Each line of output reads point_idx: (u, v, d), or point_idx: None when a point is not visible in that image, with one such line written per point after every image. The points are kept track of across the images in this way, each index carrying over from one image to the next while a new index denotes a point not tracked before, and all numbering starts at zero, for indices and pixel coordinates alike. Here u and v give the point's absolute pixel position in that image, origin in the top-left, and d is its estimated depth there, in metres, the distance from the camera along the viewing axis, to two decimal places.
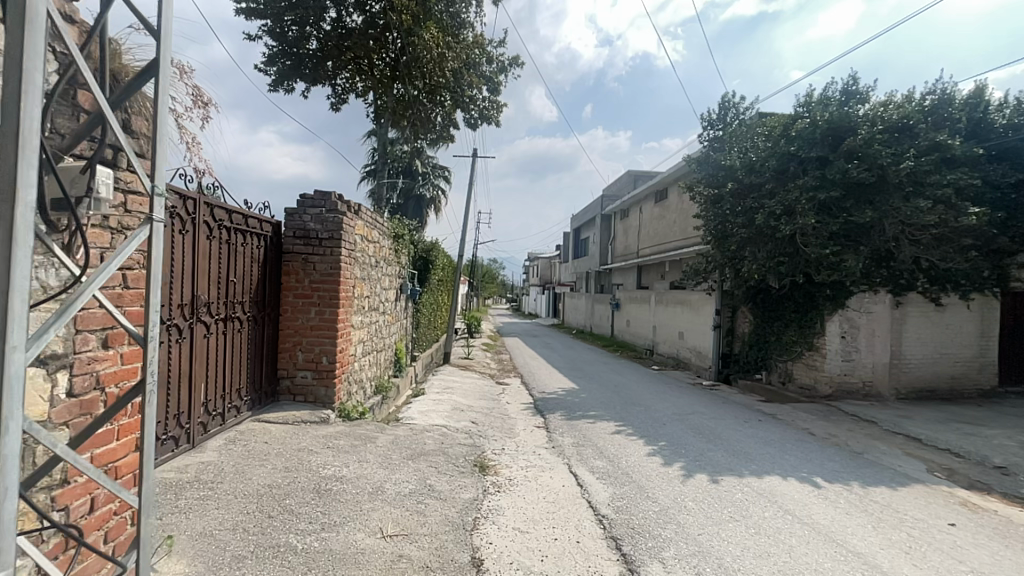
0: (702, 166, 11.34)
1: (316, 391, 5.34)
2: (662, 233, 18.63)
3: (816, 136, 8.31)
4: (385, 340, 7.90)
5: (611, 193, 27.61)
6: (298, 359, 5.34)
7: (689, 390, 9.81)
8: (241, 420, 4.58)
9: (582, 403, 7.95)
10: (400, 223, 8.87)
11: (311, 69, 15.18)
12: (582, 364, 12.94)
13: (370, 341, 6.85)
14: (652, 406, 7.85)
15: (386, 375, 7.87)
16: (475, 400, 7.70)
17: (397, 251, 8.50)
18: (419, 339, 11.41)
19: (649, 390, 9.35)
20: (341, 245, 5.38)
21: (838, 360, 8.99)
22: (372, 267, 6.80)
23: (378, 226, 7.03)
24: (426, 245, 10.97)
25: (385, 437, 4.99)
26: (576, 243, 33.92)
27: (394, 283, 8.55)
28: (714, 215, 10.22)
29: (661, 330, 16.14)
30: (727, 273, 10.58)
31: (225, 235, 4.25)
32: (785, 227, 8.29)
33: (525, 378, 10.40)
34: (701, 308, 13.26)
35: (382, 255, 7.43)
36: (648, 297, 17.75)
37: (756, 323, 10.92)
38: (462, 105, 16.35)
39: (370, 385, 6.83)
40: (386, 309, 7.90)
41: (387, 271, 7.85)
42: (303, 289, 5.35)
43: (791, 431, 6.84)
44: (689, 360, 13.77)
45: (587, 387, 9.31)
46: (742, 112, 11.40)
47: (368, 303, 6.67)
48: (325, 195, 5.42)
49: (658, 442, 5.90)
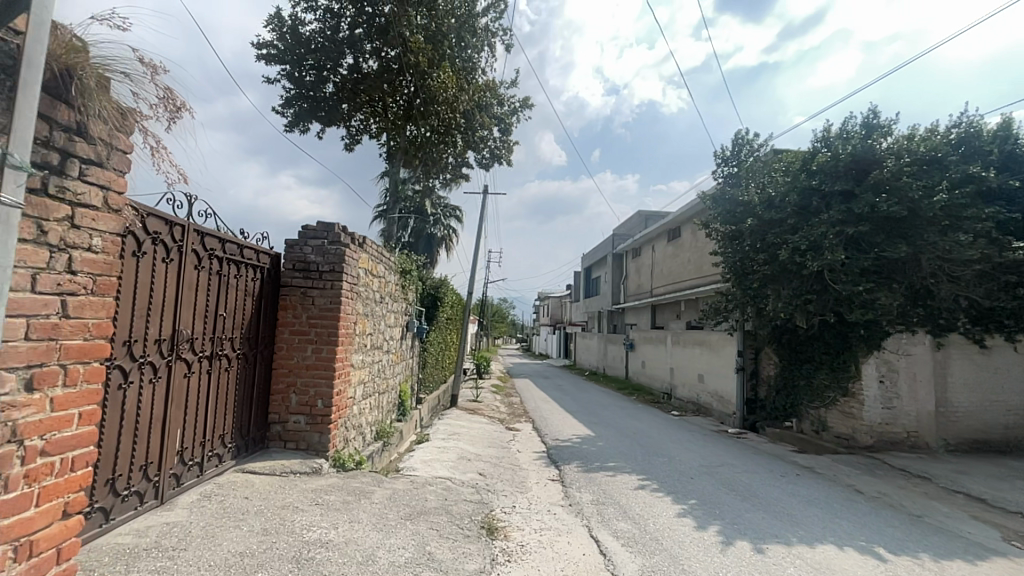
0: (719, 202, 11.08)
1: (308, 438, 4.86)
2: (677, 271, 18.22)
3: (839, 169, 8.02)
4: (388, 382, 7.45)
5: (622, 232, 27.52)
6: (292, 402, 4.91)
7: (714, 438, 9.09)
8: (222, 470, 4.11)
9: (599, 453, 7.30)
10: (407, 259, 8.62)
11: (328, 111, 15.56)
12: (597, 408, 12.24)
13: (371, 382, 6.41)
14: (677, 458, 7.18)
15: (388, 419, 7.37)
16: (483, 448, 7.12)
17: (403, 288, 8.19)
18: (425, 380, 10.92)
19: (671, 438, 8.67)
20: (342, 279, 5.07)
21: (878, 407, 8.27)
22: (376, 304, 6.46)
23: (383, 260, 6.74)
24: (435, 282, 10.69)
25: (382, 492, 4.47)
26: (586, 282, 33.59)
27: (401, 321, 8.19)
28: (734, 252, 9.84)
29: (679, 372, 15.43)
30: (749, 312, 10.06)
31: (216, 265, 3.95)
32: (812, 263, 7.85)
33: (536, 423, 9.76)
34: (721, 349, 12.63)
35: (388, 291, 7.11)
36: (664, 338, 17.12)
37: (783, 365, 10.27)
38: (473, 145, 16.45)
39: (370, 431, 6.33)
40: (390, 348, 7.50)
41: (392, 308, 7.51)
42: (300, 325, 4.99)
43: (835, 488, 6.12)
44: (711, 405, 12.99)
45: (603, 435, 8.65)
46: (756, 149, 11.25)
47: (371, 341, 6.28)
48: (328, 226, 5.16)
49: (689, 500, 5.25)
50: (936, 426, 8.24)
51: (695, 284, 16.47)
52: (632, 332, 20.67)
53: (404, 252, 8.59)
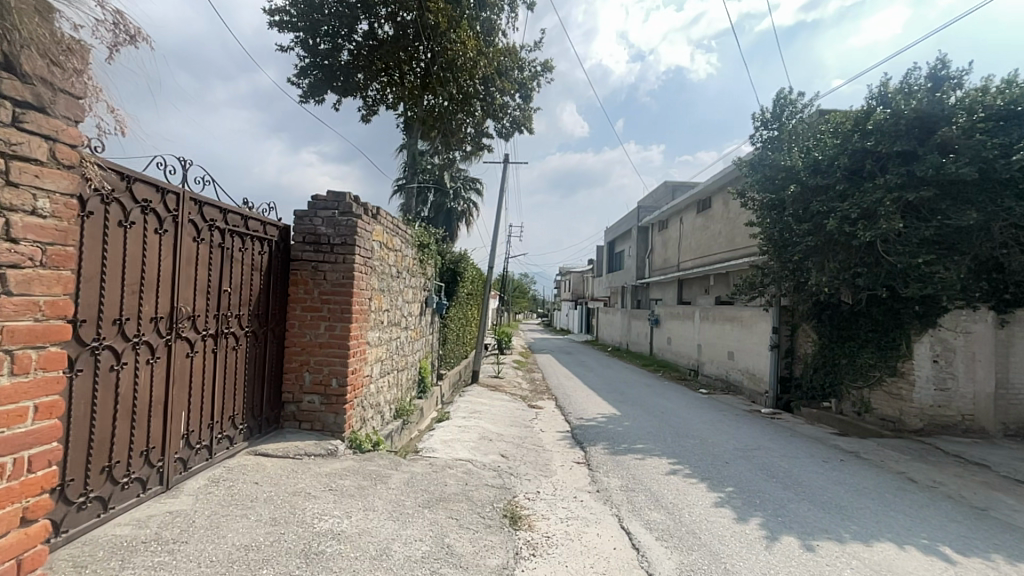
0: (758, 169, 10.28)
1: (324, 419, 4.67)
2: (707, 244, 17.41)
3: (900, 127, 7.20)
4: (408, 359, 7.25)
5: (647, 204, 26.55)
6: (306, 382, 4.71)
7: (746, 419, 8.67)
8: (235, 452, 3.95)
9: (627, 434, 6.99)
10: (426, 231, 8.26)
11: (345, 81, 15.21)
12: (621, 385, 11.91)
13: (389, 360, 6.20)
14: (709, 440, 6.80)
15: (407, 397, 7.20)
16: (506, 427, 6.89)
17: (421, 263, 7.86)
18: (446, 356, 10.75)
19: (701, 418, 8.29)
20: (354, 252, 4.76)
21: (930, 388, 7.65)
22: (392, 279, 6.16)
23: (399, 233, 6.40)
24: (455, 256, 10.35)
25: (399, 476, 4.25)
26: (610, 257, 32.82)
27: (419, 297, 7.91)
28: (774, 223, 9.14)
29: (708, 348, 14.87)
30: (788, 287, 9.42)
31: (216, 237, 3.67)
32: (863, 233, 7.17)
33: (560, 401, 9.50)
34: (754, 325, 12.03)
35: (405, 265, 6.79)
36: (692, 313, 16.50)
37: (824, 343, 9.66)
38: (494, 114, 16.06)
39: (388, 410, 6.17)
40: (409, 325, 7.24)
41: (410, 283, 7.22)
42: (312, 302, 4.74)
43: (885, 476, 5.66)
44: (742, 383, 12.49)
45: (630, 414, 8.33)
46: (800, 109, 10.34)
47: (388, 318, 6.02)
48: (339, 196, 4.82)
49: (725, 488, 4.90)
50: (995, 410, 7.59)
51: (726, 257, 15.70)
52: (658, 307, 20.07)
53: (421, 224, 8.23)
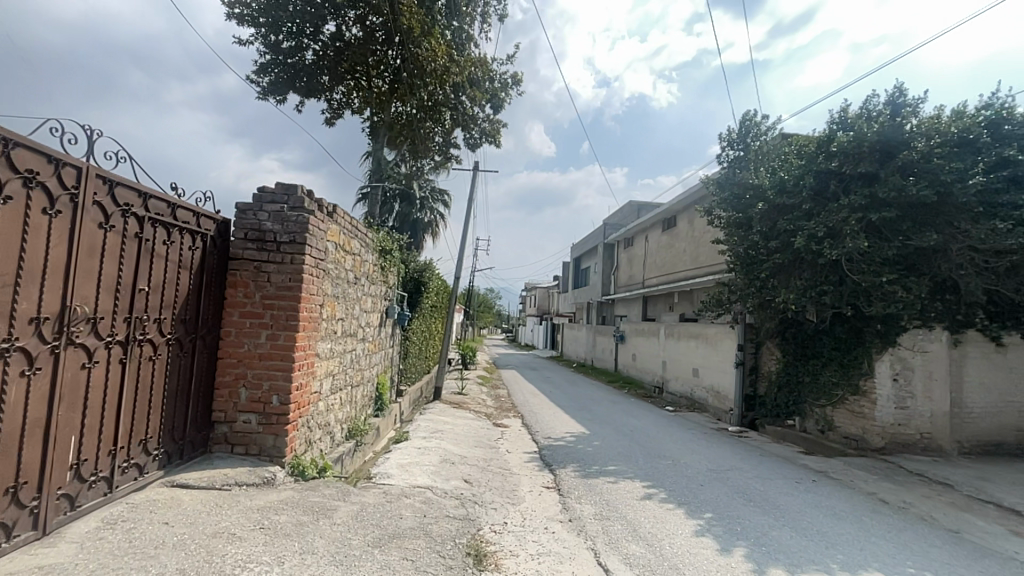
0: (726, 187, 10.39)
1: (261, 442, 4.04)
2: (671, 262, 17.61)
3: (863, 150, 7.38)
4: (363, 373, 6.65)
5: (613, 222, 26.91)
6: (241, 399, 4.08)
7: (715, 437, 8.52)
8: (145, 484, 3.31)
9: (598, 455, 6.63)
10: (388, 237, 7.71)
11: (308, 83, 14.62)
12: (588, 402, 11.62)
13: (342, 374, 5.61)
14: (682, 461, 6.54)
15: (362, 416, 6.60)
16: (469, 449, 6.38)
17: (382, 269, 7.33)
18: (407, 371, 10.12)
19: (671, 437, 8.06)
20: (305, 251, 4.22)
21: (891, 407, 7.75)
22: (349, 285, 5.61)
23: (359, 235, 5.89)
24: (419, 265, 9.82)
25: (347, 508, 3.69)
26: (576, 273, 32.98)
27: (379, 307, 7.35)
28: (742, 240, 9.19)
29: (673, 365, 14.88)
30: (754, 304, 9.46)
31: (132, 225, 3.09)
32: (830, 251, 7.23)
33: (526, 419, 9.06)
34: (719, 342, 12.09)
35: (363, 271, 6.25)
36: (657, 330, 16.53)
37: (787, 361, 9.73)
38: (463, 123, 15.84)
39: (339, 431, 5.56)
40: (366, 336, 6.66)
41: (369, 291, 6.68)
42: (252, 307, 4.14)
43: (858, 498, 5.55)
44: (707, 401, 12.49)
45: (600, 434, 8.00)
46: (764, 132, 10.60)
47: (342, 327, 5.46)
48: (289, 189, 4.33)
49: (704, 514, 4.60)
50: (950, 428, 7.76)
51: (691, 275, 15.89)
52: (623, 324, 20.09)
53: (383, 229, 7.70)
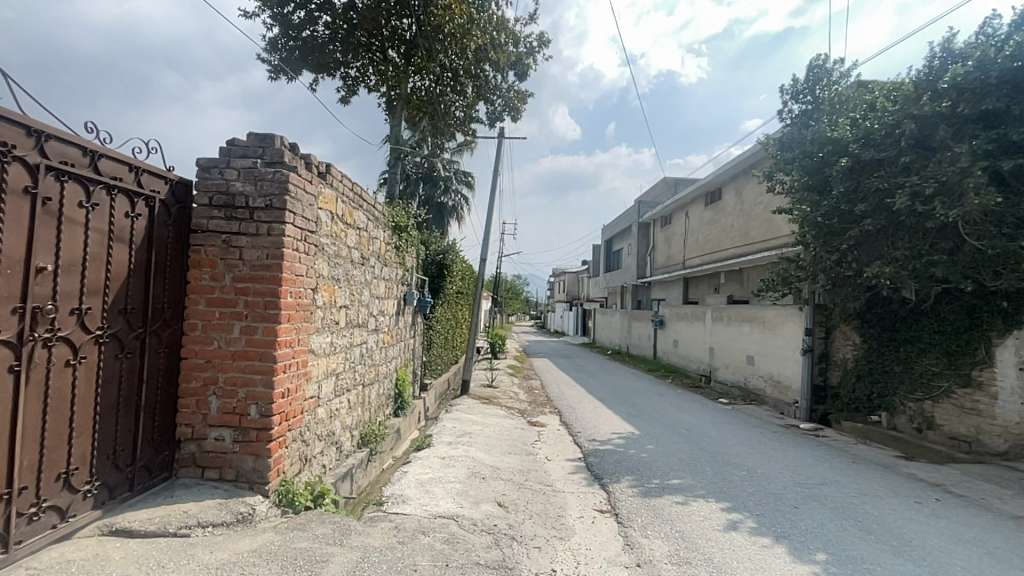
0: (794, 146, 8.89)
1: (238, 465, 3.16)
2: (717, 239, 16.08)
3: (989, 81, 5.83)
4: (378, 370, 5.76)
5: (648, 199, 25.29)
6: (211, 411, 3.19)
7: (788, 437, 7.28)
8: (69, 533, 2.46)
9: (656, 465, 5.55)
10: (404, 213, 6.74)
11: (319, 61, 13.78)
12: (631, 395, 10.52)
13: (349, 374, 4.73)
14: (761, 472, 5.37)
15: (378, 419, 5.75)
16: (502, 457, 5.40)
17: (396, 249, 6.39)
18: (431, 363, 9.26)
19: (735, 438, 6.89)
20: (285, 219, 3.26)
21: (1016, 402, 6.32)
22: (353, 267, 4.67)
23: (364, 207, 4.93)
24: (441, 246, 8.84)
25: (343, 557, 2.73)
26: (607, 256, 31.52)
27: (395, 293, 6.43)
28: (816, 207, 7.80)
29: (722, 353, 13.54)
30: (832, 282, 8.07)
31: (19, 178, 2.18)
32: (943, 211, 5.82)
33: (565, 417, 8.05)
34: (781, 327, 10.69)
35: (372, 251, 5.30)
36: (702, 314, 15.15)
37: (870, 348, 8.30)
38: (486, 95, 14.76)
39: (347, 440, 4.69)
40: (379, 328, 5.75)
41: (381, 275, 5.74)
42: (223, 292, 3.23)
43: (1008, 525, 4.27)
44: (766, 392, 11.15)
45: (653, 436, 6.89)
46: (835, 79, 8.91)
47: (346, 318, 4.54)
48: (264, 139, 3.36)
49: (815, 555, 3.47)
50: None
51: (741, 253, 14.40)
52: (663, 308, 18.71)
53: (398, 204, 6.73)
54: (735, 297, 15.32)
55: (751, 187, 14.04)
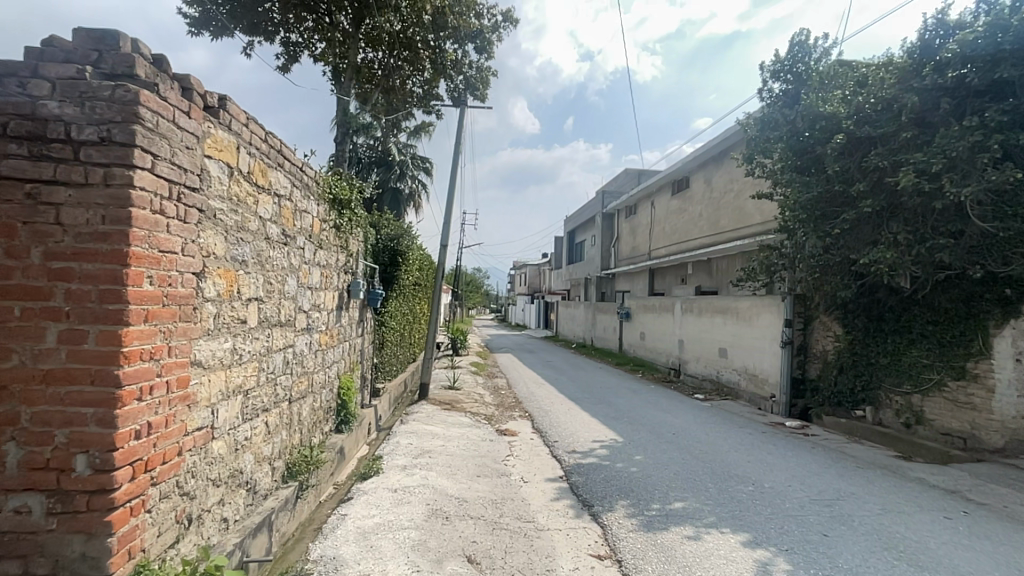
0: (779, 125, 8.32)
1: (58, 550, 2.00)
2: (685, 229, 15.67)
3: (1002, 50, 5.36)
4: (311, 378, 4.59)
5: (611, 189, 24.81)
6: (9, 467, 2.00)
7: (779, 438, 6.70)
8: None
9: (652, 482, 4.73)
10: (347, 184, 5.52)
11: (252, 20, 11.92)
12: (604, 393, 9.78)
13: (267, 388, 3.57)
14: (771, 487, 4.65)
15: (311, 440, 4.60)
16: (469, 483, 4.41)
17: (335, 229, 5.19)
18: (384, 365, 8.10)
19: (727, 443, 6.22)
20: (133, 162, 2.07)
21: (1012, 395, 5.99)
22: (268, 246, 3.48)
23: (285, 168, 3.73)
24: (395, 229, 7.63)
25: None
26: (570, 248, 30.96)
27: (334, 282, 5.24)
28: (806, 189, 7.24)
29: (692, 346, 13.14)
30: (819, 270, 7.59)
31: None
32: (953, 190, 5.31)
33: (538, 423, 7.15)
34: (757, 318, 10.25)
35: (299, 228, 4.11)
36: (671, 306, 14.70)
37: (855, 340, 7.91)
38: (446, 72, 13.59)
39: (265, 475, 3.55)
40: (312, 327, 4.57)
41: (315, 260, 4.56)
42: (27, 277, 2.01)
43: None
44: (740, 386, 10.74)
45: (639, 444, 6.10)
46: (818, 55, 8.41)
47: (259, 314, 3.36)
48: (100, 39, 2.14)
49: None
50: None
51: (710, 242, 14.00)
52: (629, 300, 18.24)
53: (339, 174, 5.51)
54: (704, 287, 14.98)
55: (722, 174, 13.62)
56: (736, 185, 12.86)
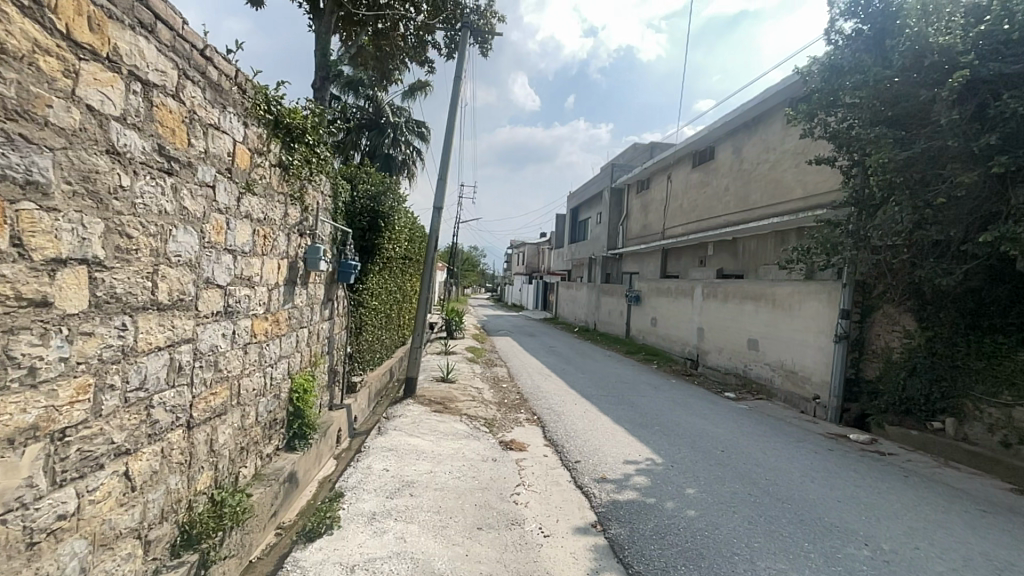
0: (859, 71, 6.70)
1: None
2: (708, 205, 14.07)
3: None
4: (233, 386, 3.09)
5: (621, 162, 23.00)
6: None
7: (856, 460, 5.32)
8: None
9: (726, 541, 3.33)
10: (304, 110, 3.91)
11: None
12: (621, 390, 8.39)
13: (125, 417, 2.06)
14: (896, 553, 3.28)
15: (236, 474, 3.14)
16: (467, 547, 3.00)
17: (281, 169, 3.61)
18: (362, 355, 6.64)
19: (799, 470, 4.83)
20: None
21: None
22: (116, 165, 1.92)
23: (161, 37, 2.13)
24: (375, 185, 6.01)
25: None
26: (573, 225, 29.23)
27: (279, 246, 3.69)
28: (900, 148, 5.71)
29: (714, 335, 11.78)
30: (904, 250, 6.12)
31: None
32: None
33: (553, 434, 5.71)
34: (803, 307, 8.79)
35: (202, 153, 2.55)
36: (689, 290, 13.25)
37: (936, 337, 6.52)
38: (445, 16, 11.76)
39: (123, 562, 2.09)
40: (235, 310, 3.05)
41: (238, 209, 2.99)
42: None
43: None
44: (776, 383, 9.38)
45: (685, 469, 4.69)
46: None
47: (92, 289, 1.83)
48: None
49: None
50: None
51: (739, 220, 12.46)
52: (639, 282, 16.78)
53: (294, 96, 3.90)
54: (726, 270, 13.52)
55: (757, 142, 11.98)
56: (775, 153, 11.22)
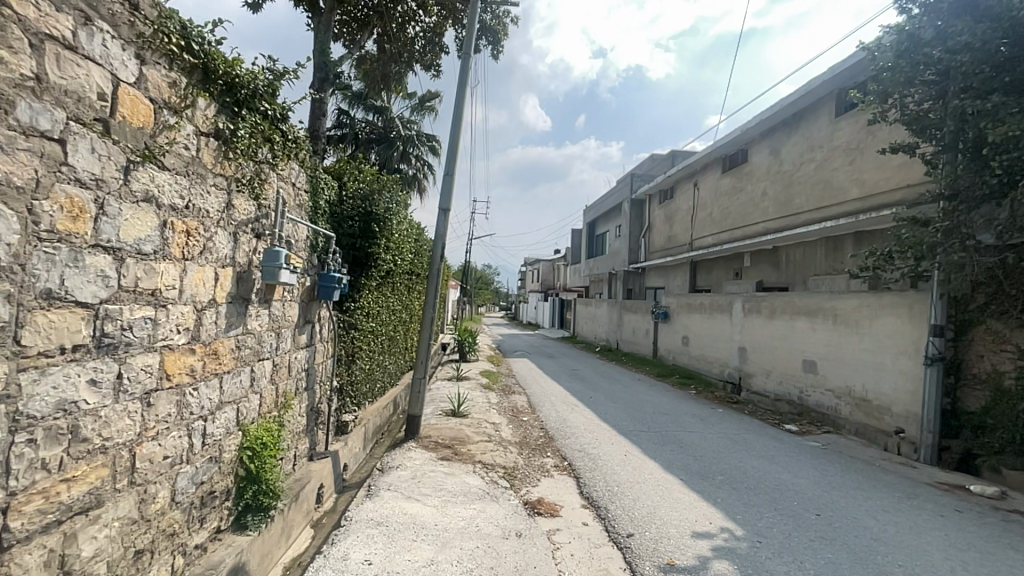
0: (948, 37, 5.55)
1: None
2: (743, 212, 12.85)
3: None
4: (120, 460, 2.00)
5: (641, 172, 21.92)
6: None
7: (1002, 528, 3.97)
8: None
9: None
10: (262, 71, 2.93)
11: None
12: (663, 424, 7.11)
13: None
14: None
15: None
16: None
17: (216, 138, 2.57)
18: (355, 388, 5.56)
19: (934, 548, 3.53)
20: None
21: None
22: None
23: None
24: (367, 184, 4.98)
25: None
26: (590, 240, 28.09)
27: (216, 249, 2.64)
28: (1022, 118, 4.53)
29: (760, 356, 10.42)
30: None
31: None
32: None
33: (591, 490, 4.49)
34: (875, 323, 7.45)
35: (23, 78, 1.51)
36: (726, 305, 11.95)
37: None
38: (456, 17, 10.97)
39: None
40: (124, 341, 1.97)
41: (124, 183, 1.93)
42: None
43: None
44: (843, 412, 7.98)
45: (779, 548, 3.44)
46: None
47: None
48: None
49: None
50: None
51: (781, 227, 11.21)
52: (666, 298, 15.49)
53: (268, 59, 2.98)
54: (767, 282, 12.19)
55: (799, 140, 10.81)
56: (822, 150, 9.99)
